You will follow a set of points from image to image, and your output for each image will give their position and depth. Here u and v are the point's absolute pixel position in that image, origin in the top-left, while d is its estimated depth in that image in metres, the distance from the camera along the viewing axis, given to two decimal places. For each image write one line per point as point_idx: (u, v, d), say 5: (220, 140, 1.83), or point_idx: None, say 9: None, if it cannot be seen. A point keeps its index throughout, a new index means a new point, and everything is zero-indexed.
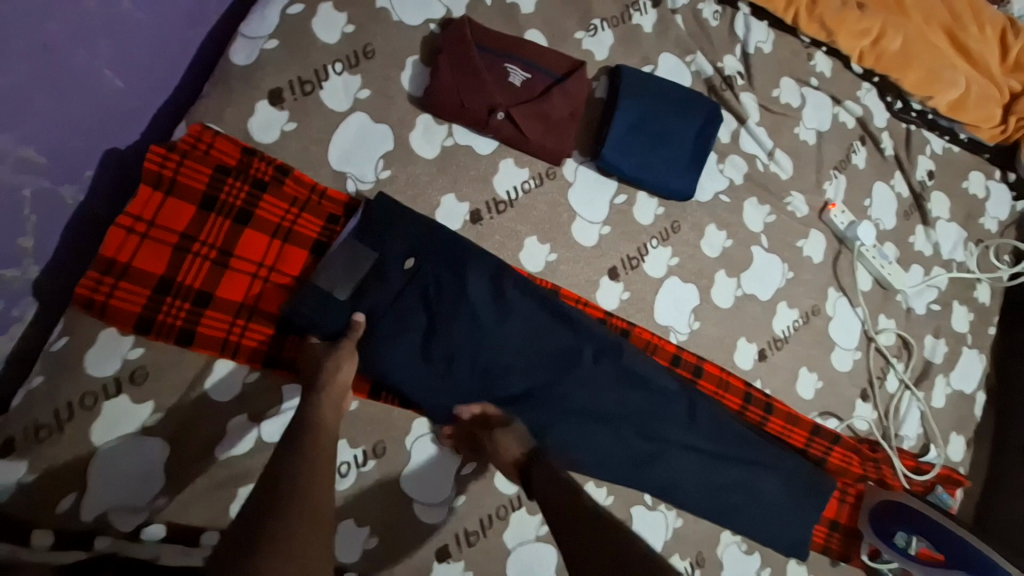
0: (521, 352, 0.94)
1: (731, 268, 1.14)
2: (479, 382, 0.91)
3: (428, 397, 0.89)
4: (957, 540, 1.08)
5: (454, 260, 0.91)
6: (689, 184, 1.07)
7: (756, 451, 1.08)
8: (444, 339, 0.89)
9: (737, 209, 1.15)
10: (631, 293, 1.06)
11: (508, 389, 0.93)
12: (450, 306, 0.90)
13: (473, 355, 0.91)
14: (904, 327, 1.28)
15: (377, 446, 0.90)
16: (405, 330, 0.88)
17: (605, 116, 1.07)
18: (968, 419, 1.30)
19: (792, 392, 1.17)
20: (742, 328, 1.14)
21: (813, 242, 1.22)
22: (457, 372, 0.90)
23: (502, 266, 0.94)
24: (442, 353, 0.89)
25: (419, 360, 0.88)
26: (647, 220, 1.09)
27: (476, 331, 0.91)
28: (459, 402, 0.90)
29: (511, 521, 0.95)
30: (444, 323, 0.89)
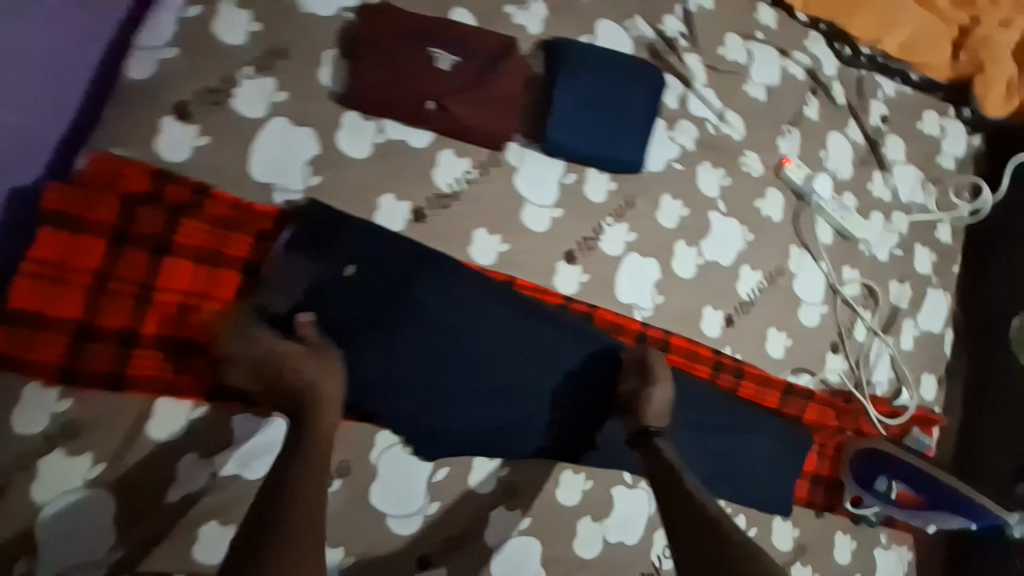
0: (484, 350, 0.90)
1: (690, 236, 1.12)
2: (444, 387, 0.87)
3: (390, 409, 0.85)
4: (938, 485, 1.10)
5: (401, 264, 0.86)
6: (638, 157, 1.04)
7: (739, 416, 1.09)
8: (399, 349, 0.85)
9: (691, 176, 1.12)
10: (590, 275, 1.03)
11: (478, 388, 0.89)
12: (402, 313, 0.85)
13: (433, 361, 0.86)
14: (870, 276, 1.27)
15: (343, 465, 0.87)
16: (355, 344, 0.83)
17: (546, 93, 1.01)
18: (939, 359, 1.31)
19: (762, 355, 1.16)
20: (705, 296, 1.13)
21: (772, 201, 1.19)
22: (416, 381, 0.86)
23: (448, 262, 0.89)
24: (398, 364, 0.85)
25: (372, 374, 0.83)
26: (600, 198, 1.05)
27: (434, 336, 0.86)
28: (425, 409, 0.87)
29: (491, 520, 0.94)
30: (397, 331, 0.85)
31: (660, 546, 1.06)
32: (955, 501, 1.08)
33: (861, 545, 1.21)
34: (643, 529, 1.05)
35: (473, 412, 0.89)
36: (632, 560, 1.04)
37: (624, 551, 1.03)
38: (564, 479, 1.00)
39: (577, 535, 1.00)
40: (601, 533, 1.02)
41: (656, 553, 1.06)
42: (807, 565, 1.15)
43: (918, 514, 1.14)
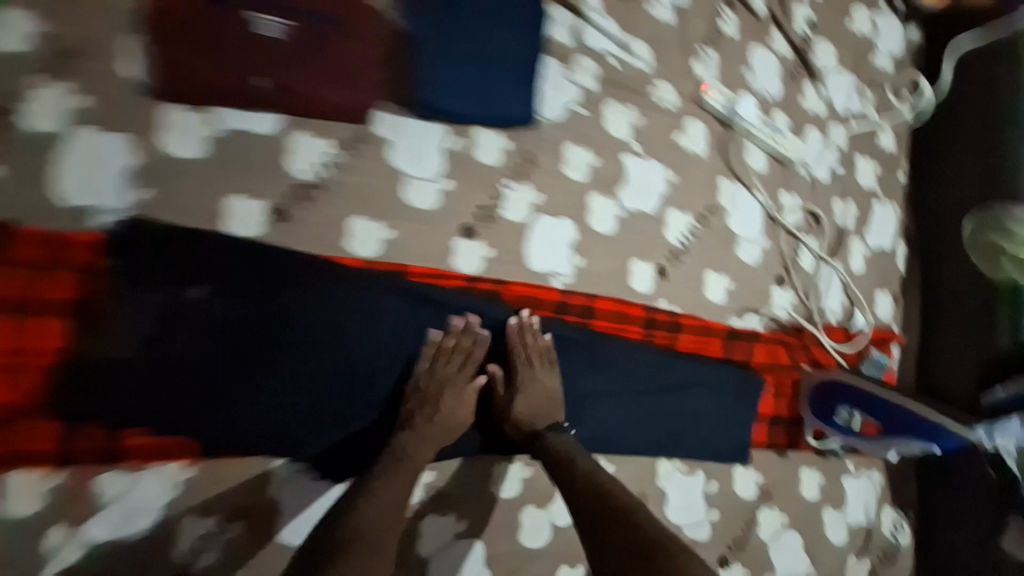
0: (369, 352, 0.86)
1: (605, 187, 1.01)
2: (342, 400, 0.85)
3: (285, 433, 0.82)
4: (902, 416, 1.03)
5: (265, 276, 0.80)
6: (527, 110, 0.93)
7: (673, 377, 1.03)
8: (282, 373, 0.80)
9: (597, 120, 1.00)
10: (496, 249, 0.94)
11: (378, 394, 0.88)
12: (281, 335, 0.80)
13: (315, 373, 0.82)
14: (812, 199, 1.17)
15: (237, 506, 0.82)
16: (234, 375, 0.79)
17: (405, 44, 0.86)
18: (893, 274, 1.23)
19: (702, 303, 1.08)
20: (631, 249, 1.03)
21: (693, 133, 1.07)
22: (302, 395, 0.82)
23: (321, 269, 0.82)
24: (284, 387, 0.81)
25: (258, 403, 0.80)
26: (494, 160, 0.94)
27: (311, 347, 0.82)
28: (325, 427, 0.84)
29: (420, 531, 0.90)
30: (277, 355, 0.80)
31: None
32: (919, 428, 1.03)
33: (830, 480, 1.16)
34: None
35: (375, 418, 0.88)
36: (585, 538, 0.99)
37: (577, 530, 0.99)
38: (500, 472, 0.96)
39: (522, 526, 0.95)
40: (548, 520, 0.97)
41: None
42: (773, 507, 1.12)
43: (881, 442, 1.10)
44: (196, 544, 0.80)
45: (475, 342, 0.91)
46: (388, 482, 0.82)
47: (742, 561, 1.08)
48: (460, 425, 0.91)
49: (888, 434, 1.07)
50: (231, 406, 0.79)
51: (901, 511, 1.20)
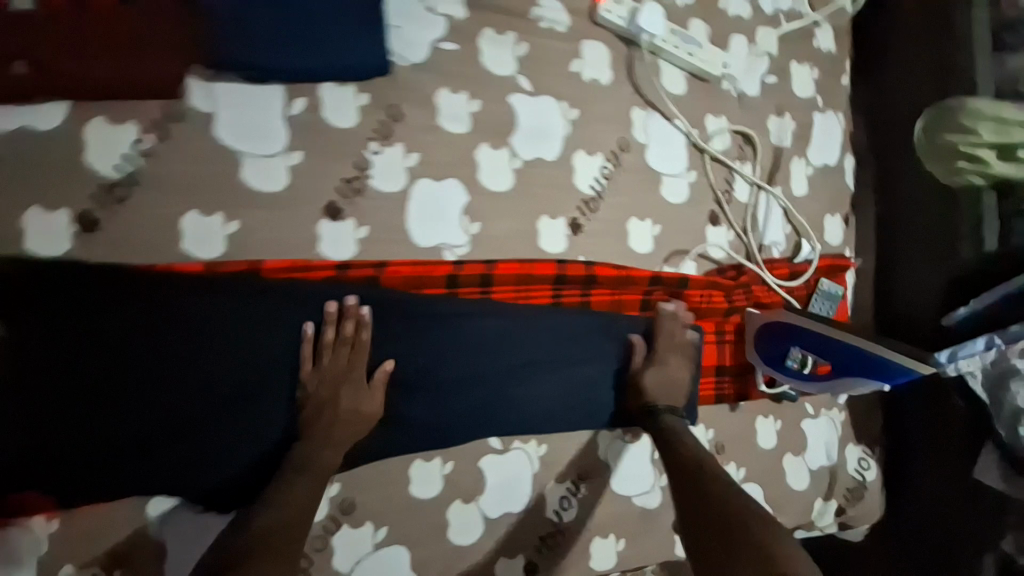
0: (228, 370, 0.72)
1: (493, 135, 0.86)
2: (223, 427, 0.72)
3: (164, 471, 0.70)
4: (852, 351, 0.92)
5: (77, 300, 0.67)
6: (378, 54, 0.78)
7: (606, 342, 0.91)
8: (149, 401, 0.69)
9: (470, 57, 0.84)
10: (369, 227, 0.80)
11: (271, 413, 0.74)
12: (135, 359, 0.68)
13: (161, 406, 0.69)
14: (742, 119, 1.03)
15: (115, 557, 0.73)
16: (87, 414, 0.67)
17: None
18: (843, 192, 1.10)
19: (625, 254, 0.96)
20: (534, 205, 0.90)
21: (592, 58, 0.92)
22: (153, 433, 0.69)
23: (148, 281, 0.69)
24: (151, 421, 0.69)
25: (123, 443, 0.68)
26: (350, 120, 0.80)
27: (152, 377, 0.69)
28: (212, 460, 0.72)
29: (335, 546, 0.81)
30: (139, 382, 0.68)
31: (556, 499, 0.94)
32: (874, 366, 0.91)
33: (788, 423, 1.09)
34: (529, 491, 0.92)
35: (276, 442, 0.75)
36: (522, 527, 0.92)
37: (512, 520, 0.91)
38: (415, 473, 0.85)
39: (449, 525, 0.87)
40: (479, 513, 0.89)
41: (552, 508, 0.94)
42: (729, 463, 1.04)
43: (837, 386, 0.98)
44: None
45: (360, 330, 0.76)
46: (285, 494, 0.69)
47: None
48: (366, 423, 0.77)
49: (841, 375, 0.95)
50: (96, 450, 0.68)
51: (868, 447, 1.13)
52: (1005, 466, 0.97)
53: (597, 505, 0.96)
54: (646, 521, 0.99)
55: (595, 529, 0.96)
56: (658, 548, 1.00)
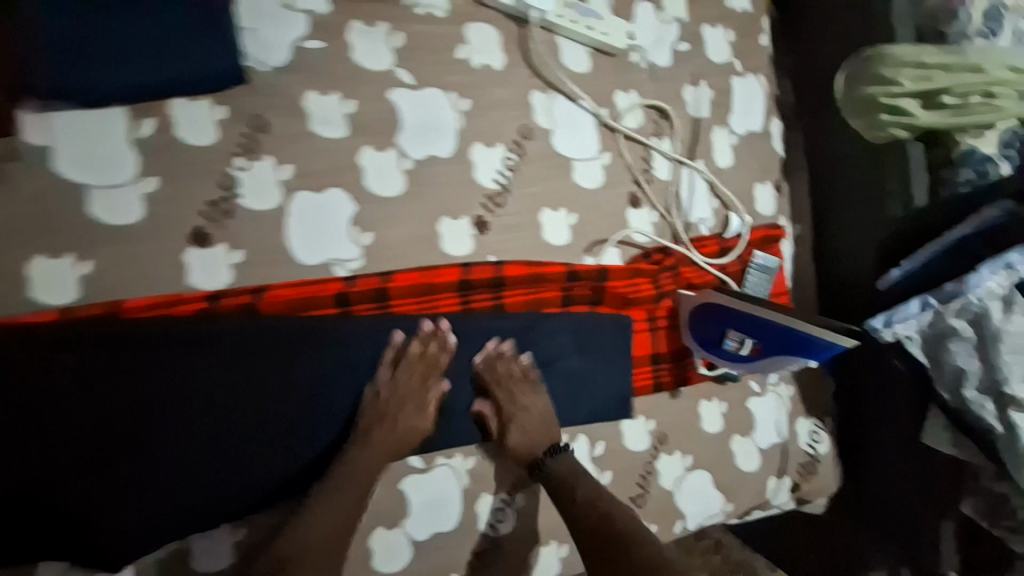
0: (248, 404, 0.71)
1: (375, 137, 0.79)
2: (248, 446, 0.71)
3: (183, 494, 0.69)
4: (787, 330, 0.87)
5: (71, 349, 0.65)
6: (228, 59, 0.71)
7: (617, 338, 0.93)
8: (177, 432, 0.68)
9: (338, 53, 0.77)
10: (244, 252, 0.75)
11: (298, 433, 0.74)
12: (152, 399, 0.67)
13: (182, 446, 0.68)
14: (655, 92, 0.96)
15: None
16: (115, 431, 0.66)
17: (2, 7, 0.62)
18: (771, 159, 1.04)
19: (541, 249, 0.90)
20: (432, 207, 0.83)
21: (478, 42, 0.85)
22: (177, 472, 0.68)
23: (152, 326, 0.68)
24: (181, 439, 0.68)
25: (147, 461, 0.67)
26: (209, 136, 0.73)
27: (170, 419, 0.68)
28: (229, 485, 0.71)
29: None
30: (166, 406, 0.68)
31: (489, 512, 0.89)
32: (800, 343, 0.87)
33: (734, 405, 1.05)
34: (459, 506, 0.87)
35: (296, 465, 0.74)
36: (454, 545, 0.87)
37: (442, 540, 0.86)
38: None
39: (373, 553, 0.82)
40: (405, 536, 0.84)
41: (486, 522, 0.89)
42: (673, 453, 1.00)
43: (769, 366, 0.94)
44: None
45: (439, 353, 0.81)
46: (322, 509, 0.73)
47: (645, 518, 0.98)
48: (419, 438, 0.82)
49: (771, 355, 0.91)
50: (125, 482, 0.66)
51: (819, 419, 1.09)
52: (956, 431, 0.92)
53: (534, 512, 0.92)
54: None
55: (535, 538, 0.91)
56: None
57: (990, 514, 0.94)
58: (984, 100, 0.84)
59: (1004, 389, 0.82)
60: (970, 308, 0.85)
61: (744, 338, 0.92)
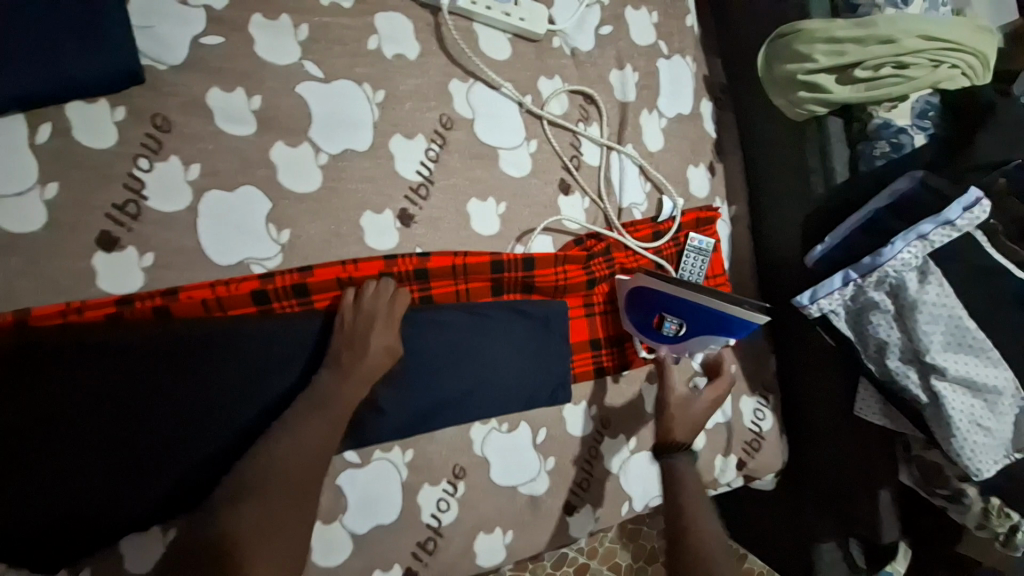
0: (161, 408, 0.70)
1: (289, 132, 0.79)
2: (203, 436, 0.71)
3: (133, 484, 0.69)
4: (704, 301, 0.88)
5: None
6: (118, 61, 0.70)
7: (550, 325, 0.93)
8: (89, 440, 0.67)
9: (242, 49, 0.77)
10: (155, 253, 0.73)
11: (213, 439, 0.72)
12: (62, 407, 0.67)
13: (94, 455, 0.68)
14: (578, 77, 0.97)
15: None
16: (68, 421, 0.67)
17: None
18: (702, 140, 1.05)
19: (471, 239, 0.90)
20: (352, 202, 0.83)
21: (392, 33, 0.85)
22: (89, 482, 0.67)
23: (61, 334, 0.68)
24: (135, 426, 0.69)
25: (100, 448, 0.68)
26: (111, 139, 0.72)
27: (80, 427, 0.67)
28: (143, 495, 0.69)
29: None
30: (79, 413, 0.67)
31: (432, 502, 0.89)
32: (719, 322, 0.88)
33: None
34: (400, 499, 0.87)
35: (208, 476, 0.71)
36: (397, 537, 0.86)
37: (385, 533, 0.85)
38: None
39: (312, 549, 0.81)
40: (345, 531, 0.83)
41: (428, 512, 0.88)
42: (616, 436, 1.01)
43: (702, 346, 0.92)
44: None
45: (394, 290, 0.81)
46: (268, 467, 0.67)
47: (590, 502, 0.99)
48: (391, 359, 0.79)
49: (696, 337, 0.91)
50: (34, 493, 0.66)
51: (762, 396, 1.10)
52: (886, 403, 0.93)
53: (479, 502, 0.92)
54: (534, 508, 0.95)
55: (480, 526, 0.92)
56: (552, 535, 0.96)
57: (926, 483, 0.95)
58: (895, 71, 0.84)
59: (925, 358, 0.83)
60: (888, 279, 0.84)
61: (674, 323, 0.92)
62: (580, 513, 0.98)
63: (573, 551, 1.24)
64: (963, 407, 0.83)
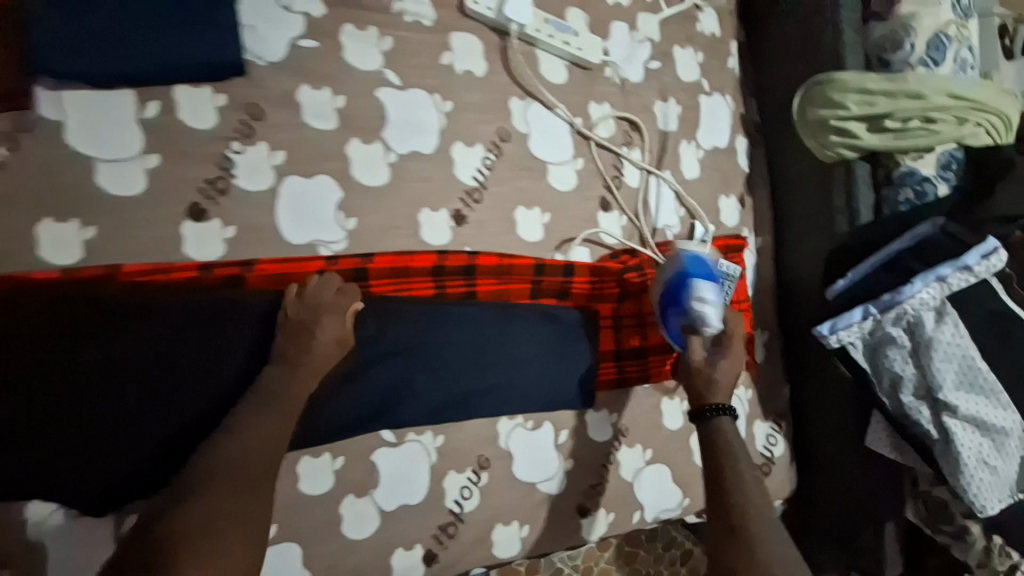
0: (207, 373, 0.76)
1: (364, 131, 0.87)
2: (180, 410, 0.74)
3: (111, 456, 0.72)
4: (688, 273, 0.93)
5: (48, 309, 0.70)
6: (227, 52, 0.78)
7: (578, 333, 0.98)
8: (138, 396, 0.73)
9: (331, 53, 0.85)
10: (237, 227, 0.81)
11: None
12: (112, 362, 0.72)
13: (142, 409, 0.73)
14: (625, 105, 1.04)
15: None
16: (121, 375, 0.72)
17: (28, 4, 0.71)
18: (734, 173, 1.12)
19: (515, 243, 0.97)
20: (413, 199, 0.90)
21: (462, 50, 0.93)
22: (132, 436, 0.72)
23: (124, 292, 0.73)
24: (108, 402, 0.71)
25: (72, 423, 0.70)
26: (210, 121, 0.80)
27: (129, 382, 0.72)
28: (181, 451, 0.74)
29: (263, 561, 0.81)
30: (128, 370, 0.72)
31: (456, 489, 0.93)
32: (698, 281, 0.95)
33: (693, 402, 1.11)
34: (427, 481, 0.91)
35: None
36: (419, 518, 0.90)
37: (410, 512, 0.90)
38: (305, 470, 0.84)
39: (342, 520, 0.86)
40: (373, 506, 0.88)
41: (452, 498, 0.93)
42: (633, 445, 1.05)
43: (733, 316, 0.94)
44: None
45: (337, 286, 0.81)
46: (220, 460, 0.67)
47: (604, 506, 1.03)
48: (342, 349, 0.80)
49: None
50: (80, 439, 0.70)
51: (775, 422, 1.12)
52: (895, 437, 0.97)
53: (500, 493, 0.96)
54: (548, 506, 0.99)
55: (498, 517, 0.96)
56: (564, 534, 1.00)
57: (930, 520, 1.00)
58: (923, 125, 0.93)
59: (938, 395, 0.88)
60: (906, 316, 0.89)
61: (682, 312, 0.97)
62: (593, 515, 1.02)
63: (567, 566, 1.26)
64: (971, 446, 0.87)
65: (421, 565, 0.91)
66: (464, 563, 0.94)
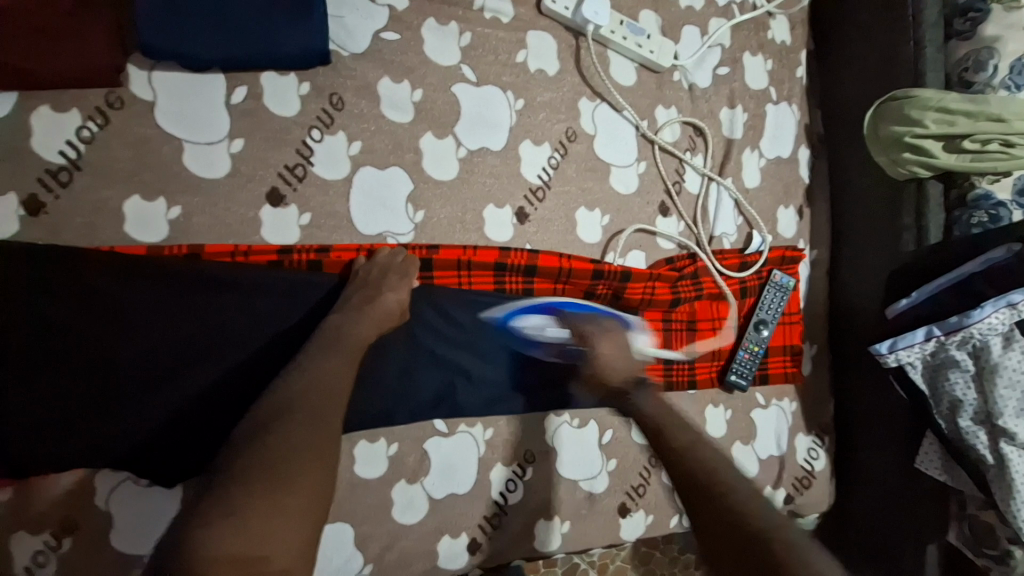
0: (279, 353, 0.79)
1: (439, 125, 0.89)
2: (205, 379, 0.76)
3: (136, 418, 0.74)
4: (525, 316, 0.90)
5: (137, 283, 0.74)
6: (314, 42, 0.79)
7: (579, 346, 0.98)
8: (217, 371, 0.76)
9: (413, 47, 0.87)
10: (311, 214, 0.83)
11: None
12: (197, 335, 0.76)
13: (219, 386, 0.76)
14: (691, 109, 1.04)
15: (69, 521, 0.75)
16: (203, 351, 0.76)
17: None
18: (793, 184, 1.11)
19: (575, 243, 0.97)
20: (480, 194, 0.91)
21: (538, 49, 0.94)
22: (209, 410, 0.76)
23: (207, 268, 0.76)
24: (171, 372, 0.75)
25: (106, 381, 0.72)
26: (291, 109, 0.82)
27: (210, 359, 0.76)
28: None
29: (324, 539, 0.84)
30: (210, 345, 0.76)
31: (502, 482, 0.95)
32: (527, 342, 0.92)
33: (739, 416, 1.07)
34: (474, 472, 0.93)
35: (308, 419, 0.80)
36: (466, 507, 0.92)
37: (457, 501, 0.92)
38: (361, 453, 0.86)
39: (394, 503, 0.88)
40: (423, 492, 0.90)
41: (497, 490, 0.94)
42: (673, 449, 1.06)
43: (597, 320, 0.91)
44: (32, 563, 0.73)
45: (404, 256, 0.83)
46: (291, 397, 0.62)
47: (644, 508, 1.04)
48: (402, 315, 0.80)
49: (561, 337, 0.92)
50: (164, 409, 0.75)
51: (817, 436, 1.12)
52: (947, 459, 0.95)
53: (544, 488, 0.97)
54: (589, 505, 1.00)
55: (541, 511, 0.97)
56: (604, 532, 1.01)
57: (974, 542, 0.94)
58: (1002, 149, 0.90)
59: (997, 421, 0.86)
60: (972, 340, 0.89)
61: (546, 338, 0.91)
62: (632, 516, 1.03)
63: (584, 563, 1.13)
64: None
65: (466, 553, 0.92)
66: (508, 556, 0.95)
